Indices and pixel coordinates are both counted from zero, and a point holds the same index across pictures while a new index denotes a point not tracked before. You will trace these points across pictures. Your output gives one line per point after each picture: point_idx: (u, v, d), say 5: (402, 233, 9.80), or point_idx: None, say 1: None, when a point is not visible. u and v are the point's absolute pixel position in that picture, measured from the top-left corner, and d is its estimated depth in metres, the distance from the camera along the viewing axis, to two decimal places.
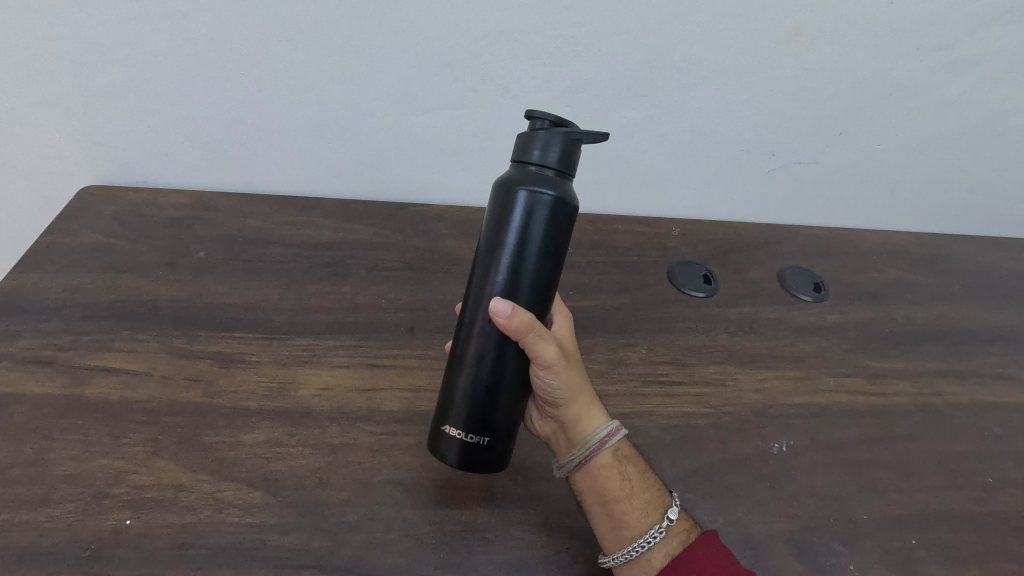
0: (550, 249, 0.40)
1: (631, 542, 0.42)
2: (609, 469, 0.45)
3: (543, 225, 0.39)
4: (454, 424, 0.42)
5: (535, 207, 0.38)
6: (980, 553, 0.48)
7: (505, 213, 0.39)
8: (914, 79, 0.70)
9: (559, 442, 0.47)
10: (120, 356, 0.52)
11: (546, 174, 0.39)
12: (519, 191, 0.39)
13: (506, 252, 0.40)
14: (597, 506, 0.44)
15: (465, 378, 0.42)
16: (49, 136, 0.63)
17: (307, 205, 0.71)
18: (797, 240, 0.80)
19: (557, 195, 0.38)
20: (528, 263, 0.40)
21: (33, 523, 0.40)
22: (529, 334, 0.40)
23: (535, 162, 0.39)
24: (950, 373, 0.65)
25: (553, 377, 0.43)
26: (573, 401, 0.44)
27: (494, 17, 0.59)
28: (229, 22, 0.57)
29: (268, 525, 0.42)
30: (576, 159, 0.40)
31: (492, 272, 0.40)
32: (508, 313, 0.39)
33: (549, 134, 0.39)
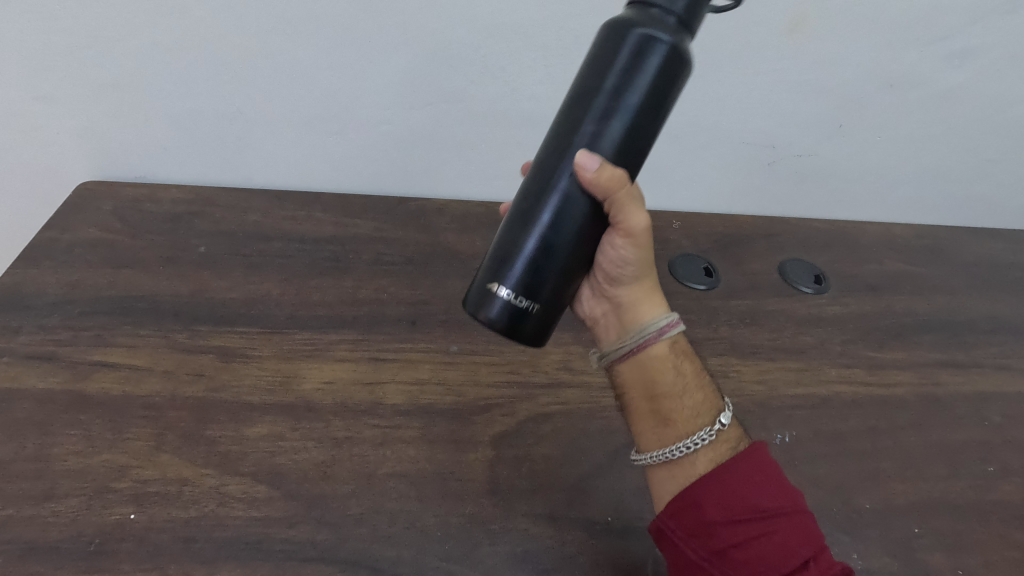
0: (653, 109, 0.36)
1: (675, 442, 0.41)
2: (663, 363, 0.43)
3: (654, 76, 0.35)
4: (505, 282, 0.37)
5: (652, 57, 0.35)
6: (983, 542, 0.46)
7: (621, 49, 0.35)
8: (934, 64, 0.66)
9: (609, 326, 0.46)
10: (121, 350, 0.50)
11: (669, 20, 0.35)
12: (641, 29, 0.35)
13: (605, 94, 0.36)
14: (643, 401, 0.43)
15: (526, 226, 0.38)
16: (48, 131, 0.63)
17: (306, 200, 0.69)
18: (802, 230, 0.75)
19: (674, 51, 0.35)
20: (627, 116, 0.36)
21: (37, 518, 0.39)
22: (618, 191, 0.36)
23: (659, 6, 0.35)
24: (990, 363, 0.61)
25: (627, 249, 0.40)
26: (636, 283, 0.43)
27: (496, 9, 0.58)
28: (228, 15, 0.57)
29: (273, 519, 0.41)
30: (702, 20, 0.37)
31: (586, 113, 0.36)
32: (597, 164, 0.36)
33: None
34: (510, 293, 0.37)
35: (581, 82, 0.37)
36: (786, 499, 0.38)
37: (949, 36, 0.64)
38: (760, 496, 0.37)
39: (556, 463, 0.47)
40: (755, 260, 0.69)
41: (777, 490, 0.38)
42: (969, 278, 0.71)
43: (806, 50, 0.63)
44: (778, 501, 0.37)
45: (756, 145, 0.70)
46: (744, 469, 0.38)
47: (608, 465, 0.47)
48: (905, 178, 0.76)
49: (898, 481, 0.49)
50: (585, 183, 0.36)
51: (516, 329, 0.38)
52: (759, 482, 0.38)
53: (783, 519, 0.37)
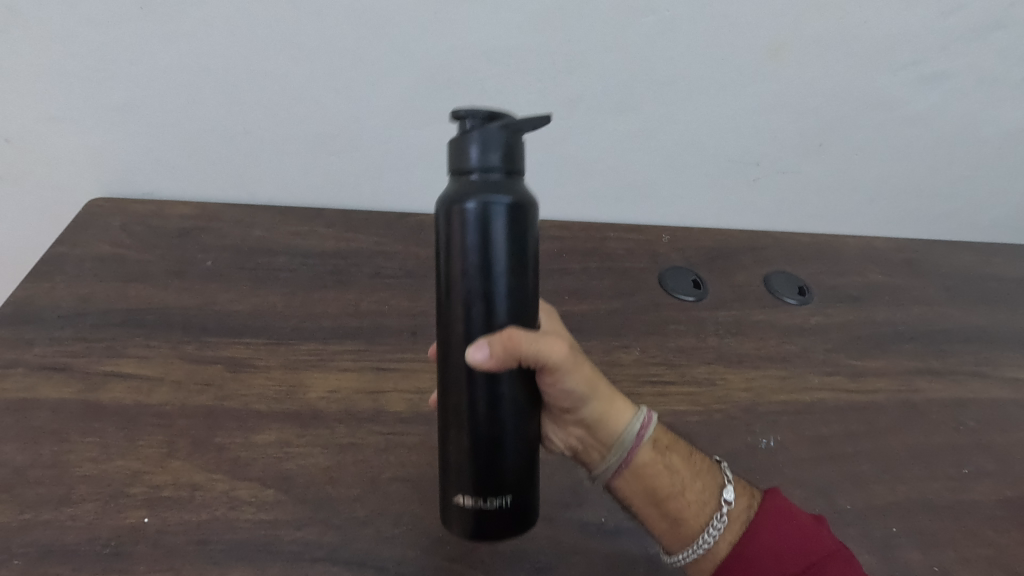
0: (524, 246, 0.35)
1: (693, 539, 0.43)
2: (652, 468, 0.44)
3: (506, 241, 0.34)
4: (464, 492, 0.37)
5: (491, 213, 0.33)
6: (957, 540, 0.48)
7: (446, 221, 0.34)
8: (906, 87, 0.70)
9: (588, 449, 0.45)
10: (133, 361, 0.52)
11: (490, 177, 0.34)
12: (458, 201, 0.33)
13: (501, 274, 0.34)
14: (649, 509, 0.44)
15: (457, 398, 0.36)
16: (60, 150, 0.65)
17: (309, 216, 0.71)
18: (786, 244, 0.78)
19: (512, 200, 0.33)
20: (509, 280, 0.35)
21: (55, 521, 0.41)
22: (518, 353, 0.34)
23: (474, 167, 0.34)
24: (965, 371, 0.64)
25: (565, 382, 0.38)
26: (593, 402, 0.41)
27: (492, 35, 0.61)
28: (237, 42, 0.60)
29: (282, 521, 0.42)
30: (519, 156, 0.35)
31: (466, 297, 0.35)
32: (489, 348, 0.34)
33: (482, 129, 0.34)
34: (468, 451, 0.36)
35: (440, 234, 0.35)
36: (816, 550, 0.41)
37: (921, 61, 0.67)
38: (789, 561, 0.41)
39: (552, 468, 0.49)
40: (742, 273, 0.72)
41: (804, 543, 0.41)
42: (946, 290, 0.74)
43: (786, 73, 0.66)
44: (806, 556, 0.41)
45: (740, 162, 0.73)
46: (766, 537, 0.42)
47: None
48: (884, 193, 0.79)
49: (878, 482, 0.52)
50: (488, 371, 0.35)
51: (487, 521, 0.37)
52: (784, 545, 0.41)
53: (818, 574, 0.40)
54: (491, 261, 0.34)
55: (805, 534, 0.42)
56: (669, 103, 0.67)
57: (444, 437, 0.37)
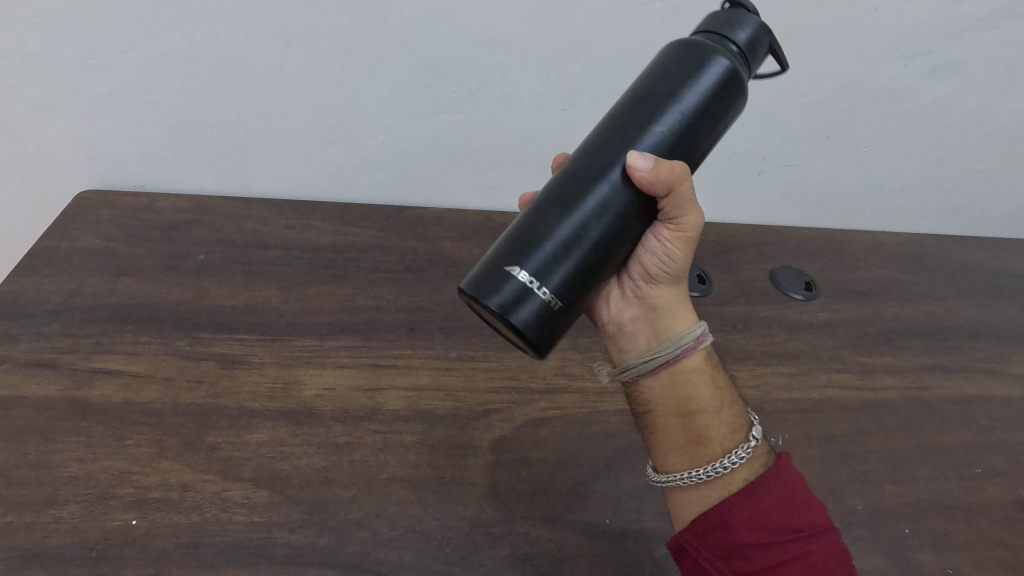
0: (711, 133, 0.39)
1: (707, 461, 0.41)
2: (699, 374, 0.43)
3: (701, 96, 0.38)
4: (527, 268, 0.35)
5: (714, 75, 0.37)
6: (970, 542, 0.47)
7: (642, 91, 0.38)
8: (916, 78, 0.68)
9: (634, 333, 0.46)
10: (121, 358, 0.50)
11: (731, 50, 0.39)
12: (680, 57, 0.38)
13: (665, 129, 0.38)
14: (674, 418, 0.42)
15: (562, 204, 0.37)
16: (48, 141, 0.63)
17: (305, 208, 0.69)
18: (792, 238, 0.76)
19: (733, 68, 0.38)
20: (671, 139, 0.38)
21: (38, 525, 0.39)
22: (675, 185, 0.37)
23: (734, 40, 0.39)
24: (975, 368, 0.63)
25: (677, 249, 0.42)
26: (673, 285, 0.44)
27: (494, 23, 0.59)
28: (229, 29, 0.58)
29: (275, 523, 0.41)
30: (757, 59, 0.41)
31: (636, 124, 0.38)
32: (654, 162, 0.36)
33: (743, 21, 0.39)
34: (529, 278, 0.35)
35: (643, 77, 0.40)
36: (817, 517, 0.38)
37: (932, 51, 0.66)
38: (794, 515, 0.38)
39: (555, 467, 0.47)
40: (747, 268, 0.70)
41: (808, 504, 0.38)
42: (954, 286, 0.73)
43: (795, 62, 0.65)
44: (809, 519, 0.38)
45: (745, 155, 0.72)
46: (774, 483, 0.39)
47: (606, 468, 0.48)
48: (892, 186, 0.78)
49: (889, 482, 0.50)
50: (641, 180, 0.37)
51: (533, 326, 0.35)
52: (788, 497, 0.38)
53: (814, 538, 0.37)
54: (660, 117, 0.38)
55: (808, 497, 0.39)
56: None
57: (523, 218, 0.37)
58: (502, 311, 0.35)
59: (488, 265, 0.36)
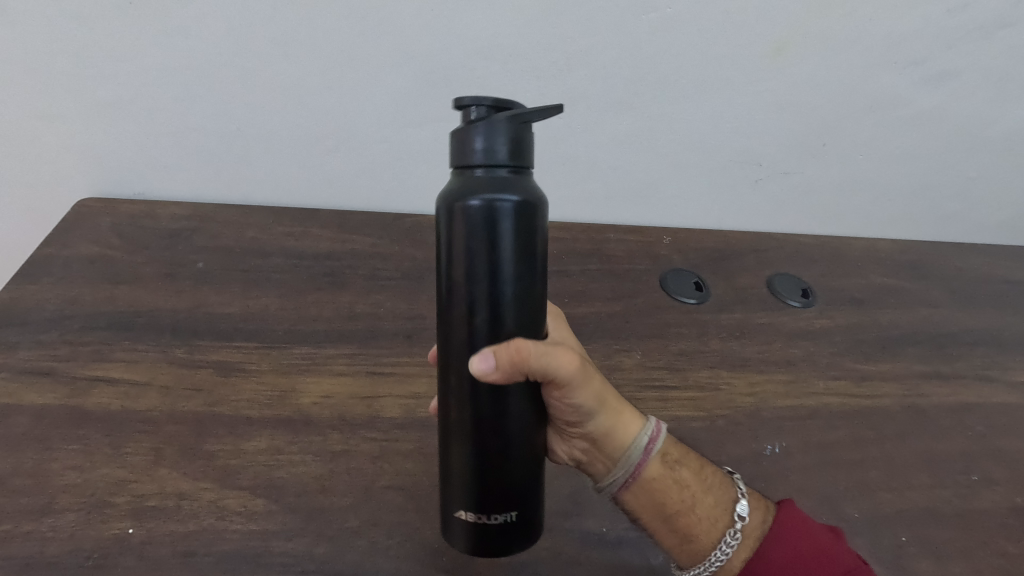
0: (536, 242, 0.32)
1: (705, 556, 0.42)
2: (661, 483, 0.42)
3: (512, 240, 0.31)
4: (466, 509, 0.35)
5: (500, 216, 0.30)
6: (968, 550, 0.47)
7: (445, 217, 0.31)
8: (911, 85, 0.68)
9: (594, 461, 0.43)
10: (119, 365, 0.51)
11: (496, 176, 0.31)
12: (461, 198, 0.30)
13: (508, 279, 0.31)
14: (658, 523, 0.42)
15: (458, 412, 0.34)
16: (48, 149, 0.64)
17: (303, 216, 0.69)
18: (790, 245, 0.77)
19: (520, 200, 0.30)
20: (522, 279, 0.32)
21: (35, 533, 0.39)
22: (525, 367, 0.32)
23: (478, 162, 0.31)
24: (973, 375, 0.63)
25: (573, 395, 0.36)
26: (600, 415, 0.39)
27: (490, 31, 0.60)
28: (228, 37, 0.58)
29: (272, 532, 0.41)
30: (531, 144, 0.32)
31: (466, 283, 0.32)
32: (492, 358, 0.31)
33: (490, 119, 0.31)
34: (477, 517, 0.35)
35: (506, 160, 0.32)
36: (834, 568, 0.39)
37: (926, 60, 0.66)
38: None
39: (552, 476, 0.47)
40: (744, 275, 0.71)
41: (820, 561, 0.39)
42: (952, 292, 0.73)
43: (790, 70, 0.65)
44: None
45: (742, 163, 0.72)
46: (775, 554, 0.40)
47: None
48: (888, 194, 0.78)
49: (886, 490, 0.50)
50: (491, 384, 0.32)
51: (491, 535, 0.35)
52: (792, 562, 0.40)
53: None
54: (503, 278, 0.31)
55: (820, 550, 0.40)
56: (670, 102, 0.66)
57: (445, 454, 0.36)
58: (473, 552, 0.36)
59: (447, 507, 0.36)
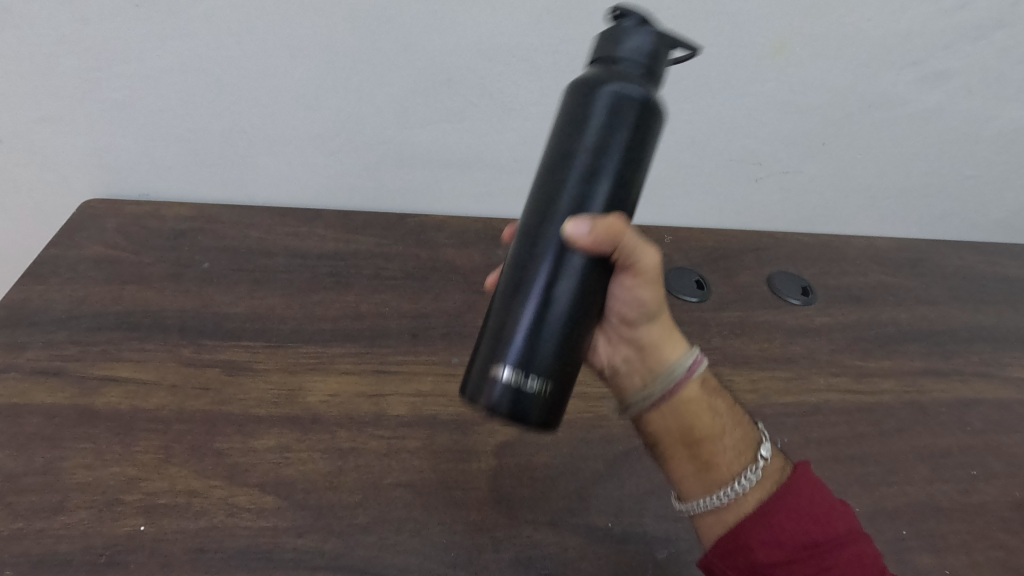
0: (643, 159, 0.36)
1: (721, 486, 0.41)
2: (699, 403, 0.42)
3: (623, 143, 0.34)
4: (492, 416, 0.34)
5: (616, 110, 0.34)
6: (967, 543, 0.47)
7: (575, 115, 0.35)
8: (910, 85, 0.69)
9: (630, 374, 0.42)
10: (128, 365, 0.51)
11: (630, 73, 0.35)
12: (593, 88, 0.35)
13: (608, 180, 0.35)
14: (681, 447, 0.42)
15: (512, 319, 0.35)
16: (53, 152, 0.64)
17: (308, 216, 0.70)
18: (790, 244, 0.77)
19: (641, 102, 0.34)
20: (620, 170, 0.35)
21: (47, 531, 0.40)
22: (619, 238, 0.34)
23: (620, 63, 0.35)
24: (971, 371, 0.63)
25: (638, 290, 0.38)
26: (655, 322, 0.40)
27: (494, 33, 0.60)
28: (234, 41, 0.59)
29: (282, 528, 0.41)
30: (663, 66, 0.36)
31: (575, 163, 0.35)
32: (591, 223, 0.34)
33: (643, 32, 0.35)
34: None
35: (570, 103, 0.36)
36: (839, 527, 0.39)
37: (924, 60, 0.67)
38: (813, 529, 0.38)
39: (558, 473, 0.48)
40: (745, 273, 0.71)
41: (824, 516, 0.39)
42: (950, 290, 0.74)
43: (789, 71, 0.66)
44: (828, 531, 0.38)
45: (743, 162, 0.73)
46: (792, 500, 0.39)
47: (607, 473, 0.48)
48: (887, 192, 0.79)
49: (886, 484, 0.51)
50: (584, 246, 0.34)
51: None
52: (808, 512, 0.39)
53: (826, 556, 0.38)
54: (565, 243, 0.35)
55: (831, 507, 0.39)
56: (672, 102, 0.66)
57: (480, 365, 0.35)
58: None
59: None
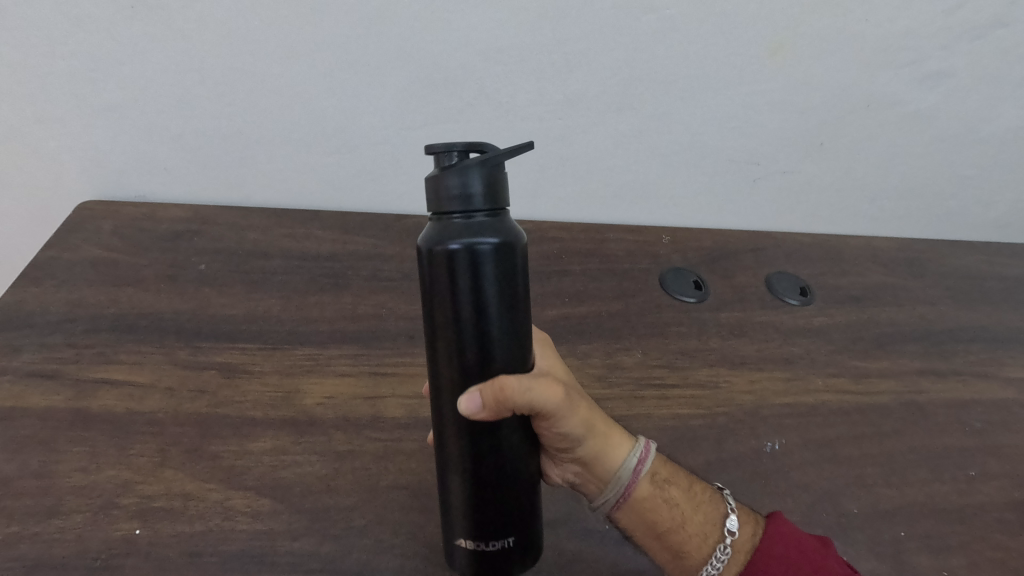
0: (519, 285, 0.33)
1: (695, 571, 0.42)
2: (651, 501, 0.42)
3: (501, 272, 0.31)
4: (464, 535, 0.36)
5: (476, 257, 0.30)
6: (966, 544, 0.47)
7: (428, 265, 0.32)
8: (908, 85, 0.69)
9: (585, 483, 0.43)
10: (124, 368, 0.51)
11: (472, 219, 0.31)
12: (441, 244, 0.31)
13: (497, 313, 0.32)
14: (650, 540, 0.43)
15: (453, 448, 0.35)
16: (49, 154, 0.64)
17: (305, 217, 0.70)
18: (788, 244, 0.77)
19: (499, 240, 0.31)
20: (506, 299, 0.32)
21: (43, 534, 0.39)
22: (511, 407, 0.33)
23: (455, 209, 0.31)
24: (969, 371, 0.63)
25: (562, 425, 0.37)
26: (588, 441, 0.39)
27: (490, 32, 0.60)
28: (229, 42, 0.59)
29: (278, 531, 0.41)
30: (505, 188, 0.33)
31: (451, 301, 0.31)
32: (480, 399, 0.32)
33: (463, 167, 0.31)
34: (472, 543, 0.36)
35: (437, 228, 0.32)
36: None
37: (921, 60, 0.67)
38: None
39: None
40: (743, 274, 0.71)
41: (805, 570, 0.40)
42: (948, 290, 0.74)
43: (786, 71, 0.66)
44: None
45: (741, 162, 0.72)
46: (771, 561, 0.41)
47: None
48: (885, 192, 0.79)
49: (885, 486, 0.51)
50: (481, 421, 0.33)
51: (488, 565, 0.36)
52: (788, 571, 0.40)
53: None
54: (481, 305, 0.31)
55: (809, 560, 0.40)
56: (669, 102, 0.66)
57: (443, 483, 0.36)
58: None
59: (448, 536, 0.37)
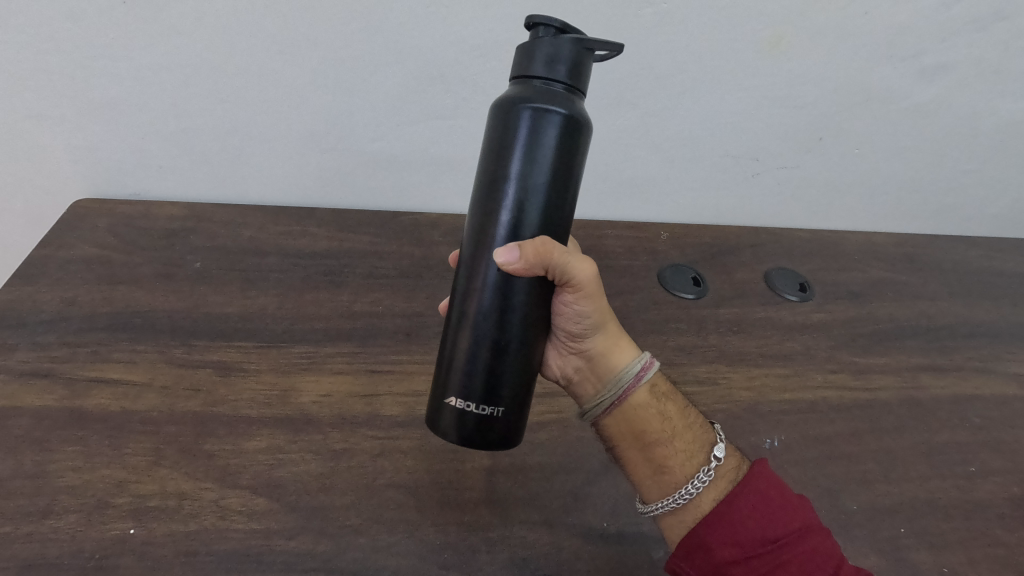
0: (575, 166, 0.36)
1: (674, 489, 0.43)
2: (645, 409, 0.45)
3: (563, 146, 0.35)
4: (456, 395, 0.38)
5: (546, 123, 0.34)
6: (966, 540, 0.47)
7: (503, 121, 0.35)
8: (907, 79, 0.68)
9: (584, 382, 0.47)
10: (118, 366, 0.51)
11: (552, 89, 0.35)
12: (518, 104, 0.35)
13: (549, 183, 0.35)
14: (635, 451, 0.45)
15: (475, 299, 0.37)
16: (41, 150, 0.63)
17: (301, 215, 0.69)
18: (785, 240, 0.77)
19: (569, 113, 0.35)
20: (561, 171, 0.36)
21: (35, 535, 0.39)
22: (548, 262, 0.36)
23: (540, 75, 0.35)
24: (968, 367, 0.63)
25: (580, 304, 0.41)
26: (600, 333, 0.44)
27: (486, 29, 0.59)
28: (222, 39, 0.58)
29: (273, 531, 0.41)
30: (585, 76, 0.36)
31: (513, 158, 0.35)
32: (521, 251, 0.35)
33: (557, 40, 0.35)
34: (464, 404, 0.38)
35: (519, 91, 0.35)
36: (794, 519, 0.40)
37: (921, 53, 0.66)
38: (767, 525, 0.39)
39: (552, 472, 0.47)
40: (742, 269, 0.71)
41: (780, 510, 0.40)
42: (948, 285, 0.74)
43: (785, 65, 0.65)
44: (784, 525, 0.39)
45: (739, 157, 0.72)
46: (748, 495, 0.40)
47: (603, 472, 0.48)
48: (884, 188, 0.78)
49: (884, 482, 0.50)
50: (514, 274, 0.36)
51: (473, 429, 0.38)
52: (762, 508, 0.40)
53: (796, 540, 0.39)
54: (533, 170, 0.35)
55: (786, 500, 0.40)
56: (668, 97, 0.66)
57: (451, 339, 0.39)
58: (462, 442, 0.38)
59: (439, 398, 0.39)
